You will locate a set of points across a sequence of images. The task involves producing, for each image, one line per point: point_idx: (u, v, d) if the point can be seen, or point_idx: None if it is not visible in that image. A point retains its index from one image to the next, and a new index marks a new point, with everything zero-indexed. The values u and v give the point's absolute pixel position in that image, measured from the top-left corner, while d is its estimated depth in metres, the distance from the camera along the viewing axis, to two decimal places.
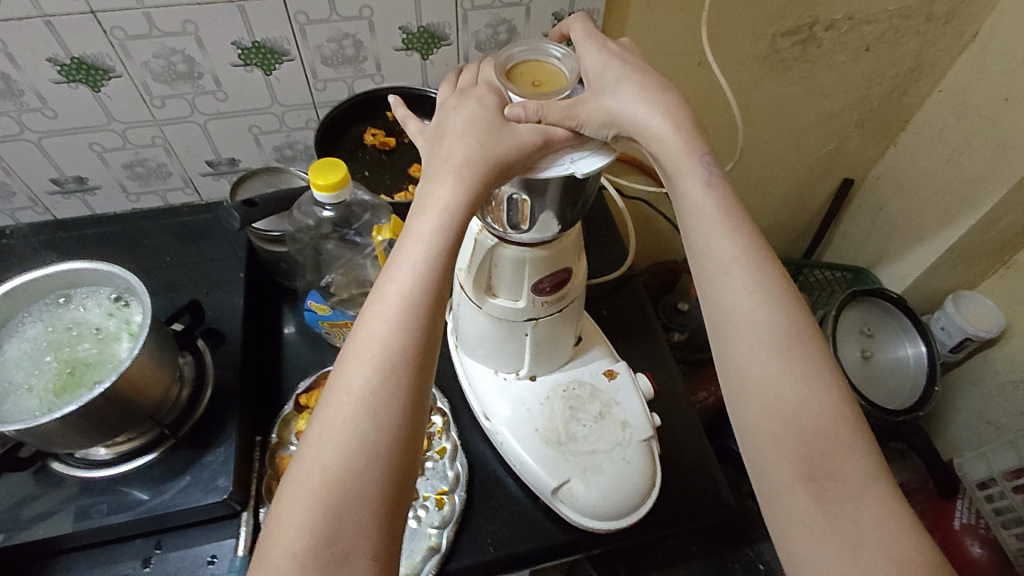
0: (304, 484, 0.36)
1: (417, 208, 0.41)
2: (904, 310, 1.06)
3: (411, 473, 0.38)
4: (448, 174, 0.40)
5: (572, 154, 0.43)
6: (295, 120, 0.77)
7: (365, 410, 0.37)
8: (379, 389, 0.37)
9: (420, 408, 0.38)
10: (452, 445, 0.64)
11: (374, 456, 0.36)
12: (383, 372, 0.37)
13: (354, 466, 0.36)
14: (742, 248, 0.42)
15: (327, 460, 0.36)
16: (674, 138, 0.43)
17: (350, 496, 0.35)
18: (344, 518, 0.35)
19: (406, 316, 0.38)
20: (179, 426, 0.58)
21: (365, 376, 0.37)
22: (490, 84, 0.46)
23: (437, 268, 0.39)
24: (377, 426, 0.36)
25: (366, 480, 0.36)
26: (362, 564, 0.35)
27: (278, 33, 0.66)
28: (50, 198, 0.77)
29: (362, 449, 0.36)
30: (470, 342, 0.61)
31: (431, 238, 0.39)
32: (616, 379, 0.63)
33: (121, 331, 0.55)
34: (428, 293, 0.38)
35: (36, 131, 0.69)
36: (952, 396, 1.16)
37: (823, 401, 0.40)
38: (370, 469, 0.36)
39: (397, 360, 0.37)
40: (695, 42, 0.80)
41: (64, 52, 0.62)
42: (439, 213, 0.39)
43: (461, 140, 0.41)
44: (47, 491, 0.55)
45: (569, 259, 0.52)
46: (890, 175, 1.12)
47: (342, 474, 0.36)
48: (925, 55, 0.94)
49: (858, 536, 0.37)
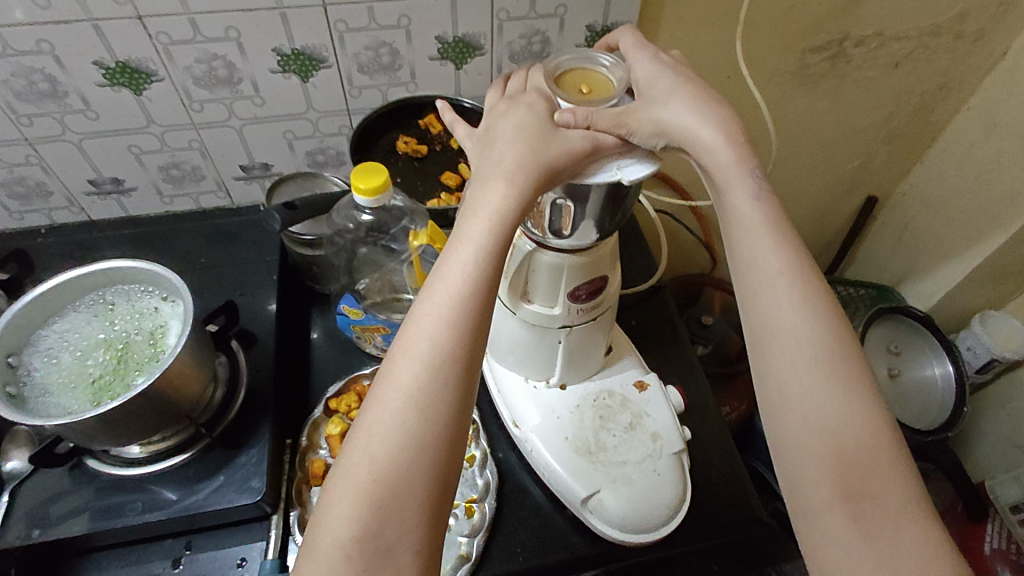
0: (350, 477, 0.36)
1: (467, 208, 0.41)
2: (932, 329, 1.04)
3: (456, 472, 0.37)
4: (498, 177, 0.41)
5: (618, 162, 0.44)
6: (328, 126, 0.78)
7: (414, 406, 0.37)
8: (428, 386, 0.37)
9: (467, 407, 0.38)
10: (482, 453, 0.63)
11: (421, 452, 0.36)
12: (432, 369, 0.37)
13: (401, 461, 0.36)
14: (788, 262, 0.42)
15: (374, 454, 0.36)
16: (724, 148, 0.43)
17: (397, 490, 0.35)
18: (390, 514, 0.35)
19: (456, 315, 0.38)
20: (213, 426, 0.58)
21: (414, 372, 0.37)
22: (539, 90, 0.46)
23: (486, 268, 0.39)
24: (425, 423, 0.36)
25: (412, 476, 0.36)
26: (406, 560, 0.35)
27: (317, 40, 0.67)
28: (87, 199, 0.78)
29: (409, 445, 0.36)
30: (502, 349, 0.61)
31: (482, 238, 0.39)
32: (647, 390, 0.62)
33: (162, 330, 0.55)
34: (478, 293, 0.39)
35: (77, 132, 0.70)
36: (977, 417, 1.14)
37: (864, 421, 0.39)
38: (417, 465, 0.36)
39: (446, 358, 0.37)
40: (726, 56, 0.80)
41: (110, 55, 0.64)
42: (490, 214, 0.40)
43: (512, 144, 0.42)
44: (78, 487, 0.55)
45: (605, 267, 0.52)
46: (916, 193, 1.11)
47: (389, 469, 0.36)
48: (955, 73, 0.93)
49: (898, 558, 0.37)
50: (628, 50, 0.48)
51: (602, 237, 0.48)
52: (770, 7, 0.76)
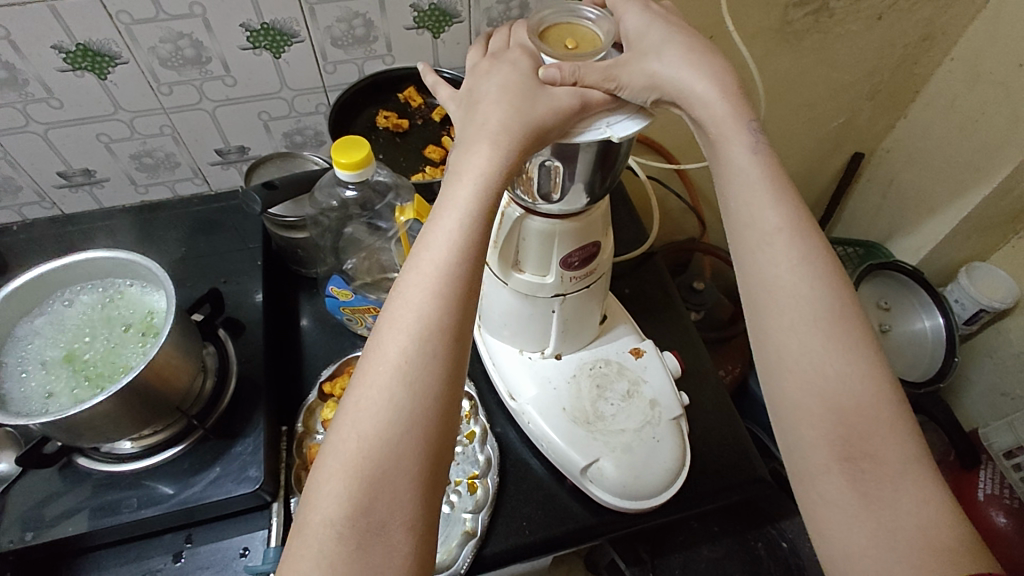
0: (340, 453, 0.35)
1: (451, 173, 0.40)
2: (921, 283, 1.04)
3: (448, 445, 0.37)
4: (483, 139, 0.39)
5: (607, 119, 0.42)
6: (304, 105, 0.75)
7: (403, 380, 0.36)
8: (416, 358, 0.36)
9: (458, 379, 0.37)
10: (481, 429, 0.63)
11: (412, 425, 0.35)
12: (420, 340, 0.36)
13: (392, 436, 0.35)
14: (786, 217, 0.41)
15: (364, 429, 0.35)
16: (718, 102, 0.42)
17: (387, 466, 0.34)
18: (382, 488, 0.34)
19: (445, 284, 0.37)
20: (205, 417, 0.56)
21: (402, 344, 0.36)
22: (523, 46, 0.44)
23: (473, 235, 0.38)
24: (415, 396, 0.35)
25: (403, 449, 0.35)
26: (400, 534, 0.34)
27: (287, 14, 0.64)
28: (58, 193, 0.76)
29: (399, 420, 0.35)
30: (496, 322, 0.60)
31: (468, 203, 0.38)
32: (643, 357, 0.61)
33: (146, 321, 0.53)
34: (466, 261, 0.37)
35: (41, 122, 0.67)
36: (966, 367, 1.15)
37: (864, 378, 0.39)
38: (408, 440, 0.35)
39: (434, 329, 0.36)
40: (708, 15, 0.79)
41: (69, 38, 0.61)
42: (475, 178, 0.38)
43: (497, 104, 0.40)
44: (71, 487, 0.53)
45: (598, 232, 0.51)
46: (901, 148, 1.11)
47: (380, 443, 0.35)
48: (938, 24, 0.92)
49: (898, 515, 0.36)
50: (614, 4, 0.46)
51: (594, 201, 0.47)
52: None
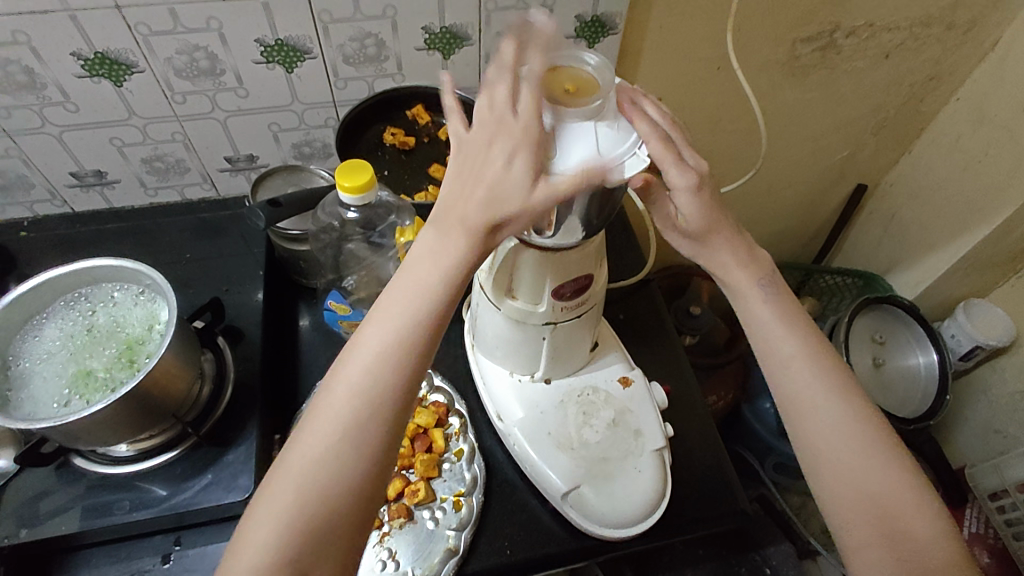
0: (296, 456, 0.41)
1: (434, 221, 0.44)
2: (917, 319, 1.04)
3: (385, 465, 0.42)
4: (471, 192, 0.42)
5: (601, 161, 0.42)
6: (314, 118, 0.77)
7: (361, 412, 0.41)
8: (370, 382, 0.41)
9: (406, 416, 0.42)
10: (470, 447, 0.63)
11: (356, 442, 0.41)
12: (375, 367, 0.41)
13: (338, 449, 0.41)
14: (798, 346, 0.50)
15: (316, 439, 0.41)
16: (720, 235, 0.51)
17: (328, 477, 0.40)
18: (320, 495, 0.40)
19: (410, 331, 0.42)
20: (200, 425, 0.57)
21: (365, 379, 0.41)
22: (528, 85, 0.43)
23: (440, 280, 0.42)
24: (363, 418, 0.41)
25: (345, 464, 0.41)
26: (340, 542, 0.41)
27: (300, 31, 0.66)
28: (69, 192, 0.77)
29: (346, 436, 0.41)
30: (489, 342, 0.61)
31: (444, 257, 0.42)
32: (631, 386, 0.62)
33: (147, 328, 0.55)
34: (432, 312, 0.42)
35: (57, 125, 0.69)
36: (961, 403, 1.15)
37: (889, 478, 0.47)
38: (350, 454, 0.41)
39: (393, 370, 0.42)
40: (714, 48, 0.80)
41: (89, 47, 0.63)
42: (462, 233, 0.42)
43: (500, 150, 0.41)
44: (66, 486, 0.55)
45: (590, 265, 0.52)
46: (903, 183, 1.12)
47: (330, 463, 0.40)
48: (945, 64, 0.94)
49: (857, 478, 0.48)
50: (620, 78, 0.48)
51: (588, 236, 0.48)
52: None
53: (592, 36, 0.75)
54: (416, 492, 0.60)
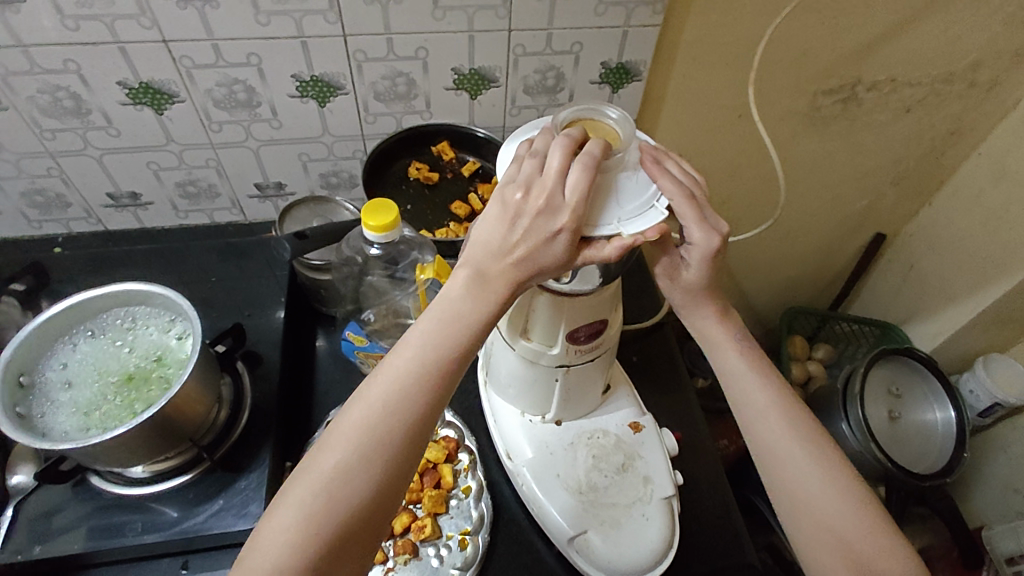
0: (315, 463, 0.40)
1: (469, 260, 0.44)
2: (934, 373, 1.03)
3: (404, 482, 0.42)
4: (505, 246, 0.43)
5: (618, 214, 0.44)
6: (343, 150, 0.79)
7: (383, 431, 0.41)
8: (401, 396, 0.41)
9: (424, 442, 0.42)
10: (478, 484, 0.64)
11: (380, 455, 0.40)
12: (408, 382, 0.42)
13: (361, 459, 0.40)
14: (772, 396, 0.51)
15: (340, 447, 0.40)
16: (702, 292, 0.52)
17: (349, 485, 0.40)
18: (338, 505, 0.39)
19: (438, 360, 0.42)
20: (214, 449, 0.58)
21: (390, 399, 0.41)
22: (568, 145, 0.43)
23: (479, 306, 0.43)
24: (390, 432, 0.41)
25: (366, 475, 0.40)
26: (353, 556, 0.40)
27: (335, 69, 0.69)
28: (104, 211, 0.80)
29: (371, 447, 0.40)
30: (501, 381, 0.62)
31: (482, 295, 0.43)
32: (641, 432, 0.61)
33: (172, 355, 0.56)
34: (463, 341, 0.43)
35: (98, 148, 0.72)
36: (979, 459, 1.13)
37: (864, 521, 0.47)
38: (373, 466, 0.40)
39: (419, 392, 0.42)
40: (736, 97, 0.82)
41: (134, 77, 0.66)
42: (500, 279, 0.43)
43: (542, 213, 0.42)
44: (81, 504, 0.56)
45: (605, 311, 0.53)
46: (923, 234, 1.11)
47: (345, 480, 0.40)
48: (966, 119, 0.94)
49: (836, 528, 0.47)
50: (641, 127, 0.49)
51: (604, 283, 0.49)
52: (782, 50, 0.78)
53: (617, 82, 0.76)
54: (422, 528, 0.60)
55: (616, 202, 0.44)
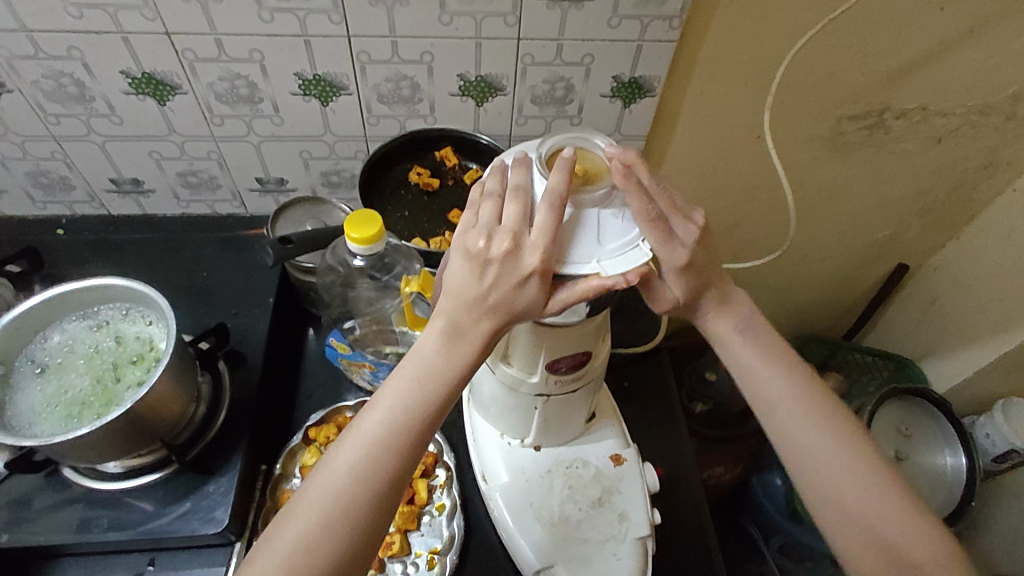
0: (282, 530, 0.41)
1: (443, 311, 0.45)
2: (947, 415, 0.98)
3: (371, 548, 0.42)
4: (478, 293, 0.43)
5: (598, 252, 0.43)
6: (345, 150, 0.78)
7: (351, 496, 0.41)
8: (369, 461, 0.42)
9: (393, 505, 0.43)
10: (452, 503, 0.62)
11: (347, 523, 0.41)
12: (377, 447, 0.43)
13: (328, 526, 0.41)
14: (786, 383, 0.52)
15: (308, 515, 0.41)
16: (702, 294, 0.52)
17: (316, 552, 0.40)
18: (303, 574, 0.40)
19: (407, 421, 0.43)
20: (188, 449, 0.58)
21: (360, 462, 0.42)
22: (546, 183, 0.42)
23: (451, 368, 0.44)
24: (358, 499, 0.42)
25: (334, 543, 0.41)
26: None
27: (339, 69, 0.68)
28: (107, 196, 0.80)
29: (338, 516, 0.41)
30: (484, 400, 0.60)
31: (456, 350, 0.44)
32: (622, 466, 0.59)
33: (146, 354, 0.56)
34: (435, 401, 0.44)
35: (101, 134, 0.72)
36: (989, 506, 1.08)
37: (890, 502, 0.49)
38: (341, 534, 0.41)
39: (388, 456, 0.43)
40: (754, 118, 0.78)
41: (137, 66, 0.65)
42: (473, 333, 0.44)
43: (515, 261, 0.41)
44: (52, 495, 0.56)
45: (588, 342, 0.51)
46: (947, 268, 1.06)
47: (312, 545, 0.40)
48: (1001, 153, 0.89)
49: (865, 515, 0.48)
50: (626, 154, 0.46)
51: (590, 314, 0.48)
52: (806, 72, 0.74)
53: (629, 97, 0.74)
54: (389, 545, 0.59)
55: (597, 240, 0.43)
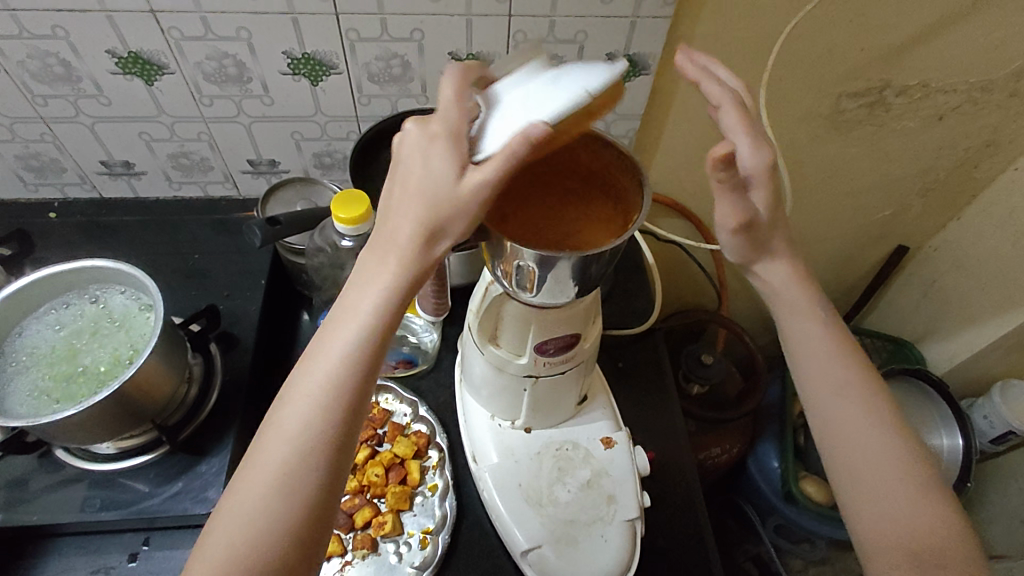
0: (236, 489, 0.39)
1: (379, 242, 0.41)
2: (944, 396, 0.98)
3: (322, 495, 0.39)
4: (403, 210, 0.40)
5: (526, 104, 0.37)
6: (336, 131, 0.77)
7: (295, 441, 0.38)
8: (309, 405, 0.39)
9: (339, 446, 0.39)
10: (444, 484, 0.62)
11: (292, 471, 0.38)
12: (316, 388, 0.39)
13: (274, 478, 0.38)
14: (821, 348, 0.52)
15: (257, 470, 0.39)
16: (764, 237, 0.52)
17: (264, 506, 0.38)
18: (253, 529, 0.37)
19: (342, 357, 0.39)
20: (178, 431, 0.58)
21: (304, 419, 0.39)
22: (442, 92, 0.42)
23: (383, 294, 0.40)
24: (301, 445, 0.38)
25: (282, 495, 0.38)
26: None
27: (328, 47, 0.67)
28: (98, 178, 0.80)
29: (282, 466, 0.38)
30: (475, 381, 0.60)
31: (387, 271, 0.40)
32: (613, 448, 0.59)
33: (138, 335, 0.56)
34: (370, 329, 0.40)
35: (89, 116, 0.72)
36: (986, 487, 1.08)
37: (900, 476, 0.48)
38: (288, 484, 0.38)
39: (325, 396, 0.39)
40: (751, 95, 0.77)
41: (123, 46, 0.64)
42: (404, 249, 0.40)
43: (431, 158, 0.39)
44: (47, 476, 0.57)
45: (577, 325, 0.51)
46: (947, 249, 1.05)
47: (265, 513, 0.37)
48: (1004, 131, 0.88)
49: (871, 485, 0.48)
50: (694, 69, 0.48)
51: (580, 293, 0.46)
52: (804, 49, 0.73)
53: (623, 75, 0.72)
54: (382, 524, 0.59)
55: (523, 96, 0.38)
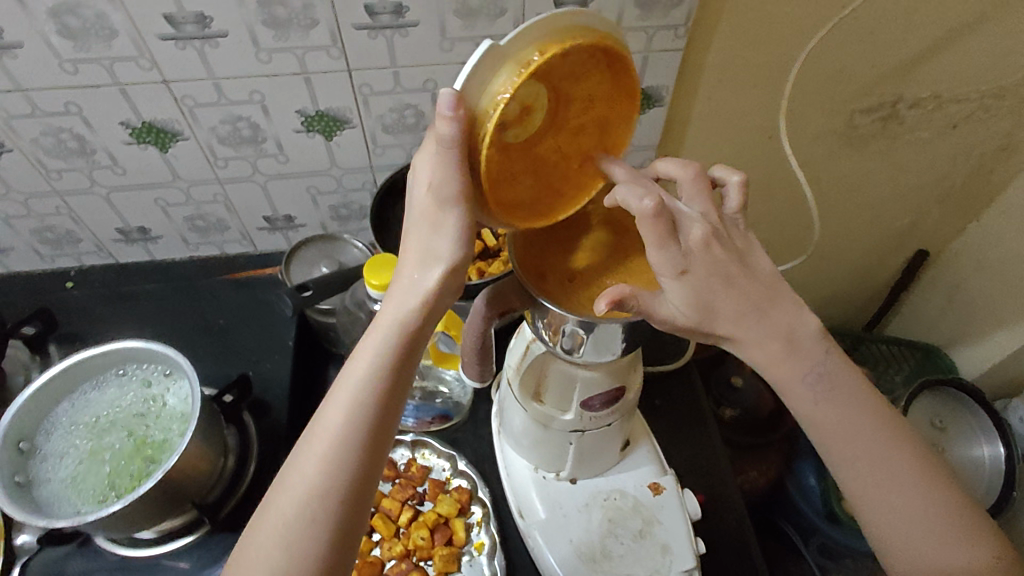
0: (274, 505, 0.39)
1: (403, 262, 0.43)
2: (983, 406, 0.96)
3: (360, 502, 0.40)
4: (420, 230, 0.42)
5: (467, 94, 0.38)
6: (352, 183, 0.76)
7: (334, 452, 0.39)
8: (348, 416, 0.40)
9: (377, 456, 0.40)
10: (490, 541, 0.61)
11: (335, 480, 0.39)
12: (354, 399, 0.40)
13: (315, 489, 0.38)
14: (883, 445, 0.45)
15: (297, 482, 0.39)
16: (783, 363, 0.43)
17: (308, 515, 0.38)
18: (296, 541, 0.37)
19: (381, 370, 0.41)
20: (219, 507, 0.57)
21: (344, 427, 0.40)
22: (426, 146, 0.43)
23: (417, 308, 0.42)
24: (340, 455, 0.39)
25: (323, 504, 0.38)
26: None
27: (341, 103, 0.66)
28: (114, 245, 0.79)
29: (325, 475, 0.39)
30: (516, 434, 0.58)
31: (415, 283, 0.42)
32: (662, 494, 0.58)
33: (170, 418, 0.56)
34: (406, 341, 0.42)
35: (104, 186, 0.71)
36: None
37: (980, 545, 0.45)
38: (329, 491, 0.38)
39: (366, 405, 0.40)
40: (767, 118, 0.76)
41: (136, 117, 0.64)
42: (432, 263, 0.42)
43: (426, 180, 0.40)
44: (88, 563, 0.55)
45: (622, 377, 0.50)
46: (969, 251, 1.03)
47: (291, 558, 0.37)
48: (1020, 134, 0.87)
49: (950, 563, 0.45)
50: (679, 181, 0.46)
51: (626, 351, 0.46)
52: (817, 70, 0.72)
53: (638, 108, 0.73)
54: None
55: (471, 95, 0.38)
